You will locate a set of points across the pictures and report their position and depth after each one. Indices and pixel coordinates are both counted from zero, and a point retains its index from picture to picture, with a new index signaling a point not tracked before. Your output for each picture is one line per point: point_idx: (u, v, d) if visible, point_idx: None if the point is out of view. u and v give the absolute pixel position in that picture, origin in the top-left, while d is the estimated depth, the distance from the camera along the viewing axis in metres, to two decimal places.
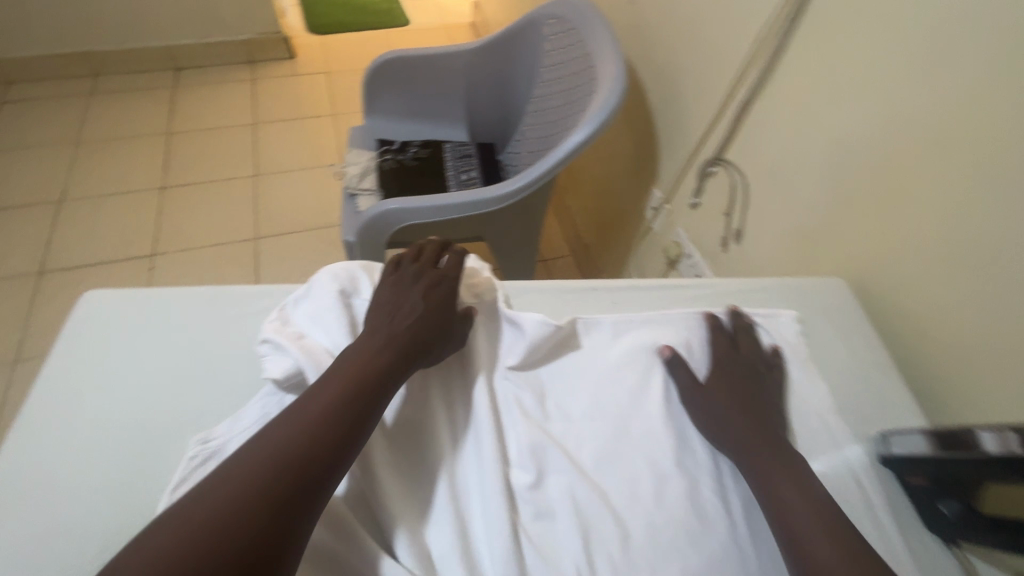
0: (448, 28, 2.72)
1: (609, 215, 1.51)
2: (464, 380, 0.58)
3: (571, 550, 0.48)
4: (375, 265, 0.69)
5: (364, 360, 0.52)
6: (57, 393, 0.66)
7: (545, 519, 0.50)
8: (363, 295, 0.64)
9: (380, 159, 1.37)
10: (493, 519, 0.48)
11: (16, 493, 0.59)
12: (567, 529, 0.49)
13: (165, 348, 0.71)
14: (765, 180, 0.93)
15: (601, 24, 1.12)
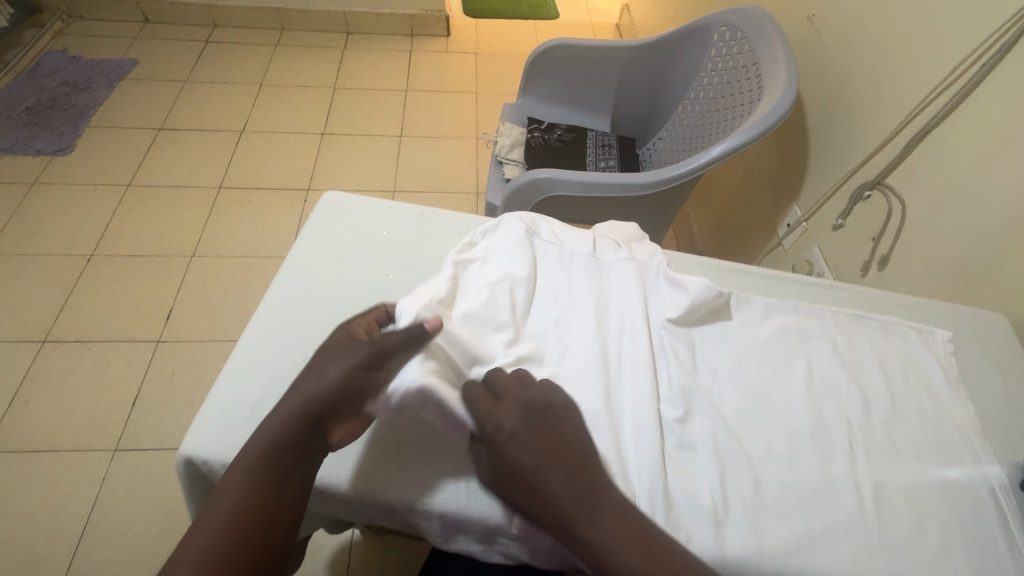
0: (593, 27, 2.81)
1: (735, 226, 1.53)
2: (626, 322, 0.65)
3: (708, 480, 0.54)
4: (551, 219, 0.79)
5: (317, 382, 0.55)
6: (291, 276, 0.69)
7: (687, 449, 0.56)
8: (543, 236, 0.74)
9: (529, 135, 1.48)
10: (645, 436, 0.55)
11: (249, 358, 0.60)
12: (706, 462, 0.55)
13: (387, 255, 0.73)
14: (928, 209, 0.91)
15: (777, 35, 1.14)
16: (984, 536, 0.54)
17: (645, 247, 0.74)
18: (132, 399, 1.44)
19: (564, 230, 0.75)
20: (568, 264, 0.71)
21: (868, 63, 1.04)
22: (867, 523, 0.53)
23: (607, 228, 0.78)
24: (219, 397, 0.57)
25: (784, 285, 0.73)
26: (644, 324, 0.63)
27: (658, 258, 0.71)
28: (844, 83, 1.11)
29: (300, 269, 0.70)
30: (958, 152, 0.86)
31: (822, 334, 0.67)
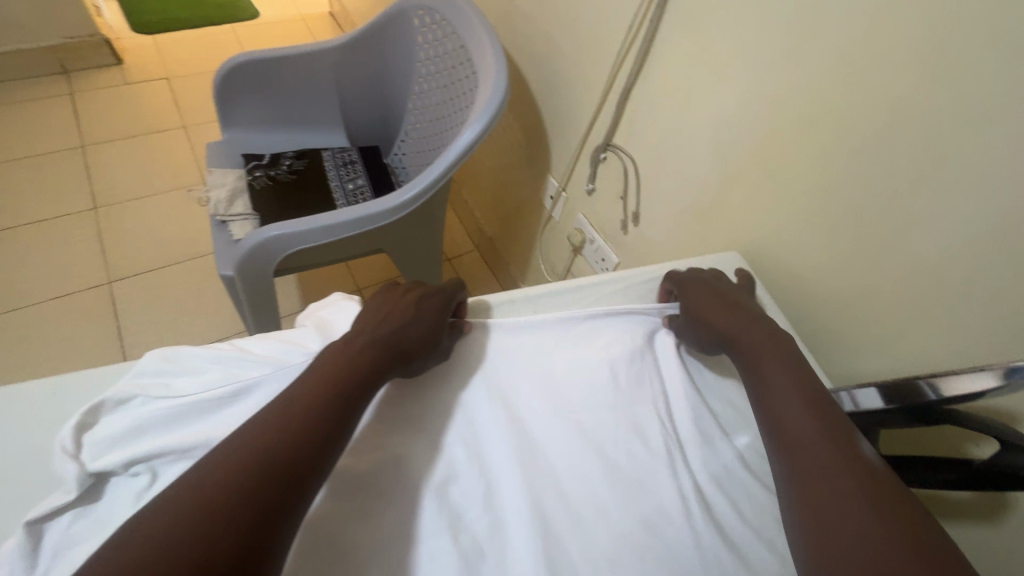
0: (304, 19, 2.50)
1: (511, 206, 1.52)
2: (411, 416, 0.56)
3: (531, 561, 0.48)
4: (179, 351, 0.54)
5: (381, 328, 0.57)
6: None
7: (500, 533, 0.50)
8: (194, 372, 0.53)
9: (250, 177, 1.21)
10: (442, 546, 0.47)
11: None
12: (530, 542, 0.49)
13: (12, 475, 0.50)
14: (655, 161, 0.94)
15: (472, 11, 1.07)
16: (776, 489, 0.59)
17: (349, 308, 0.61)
18: None
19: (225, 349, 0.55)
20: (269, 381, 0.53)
21: (565, 28, 1.03)
22: (698, 530, 0.52)
23: (313, 314, 0.62)
24: None
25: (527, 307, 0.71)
26: (432, 418, 0.57)
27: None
28: (551, 52, 1.09)
29: None
30: (659, 104, 0.89)
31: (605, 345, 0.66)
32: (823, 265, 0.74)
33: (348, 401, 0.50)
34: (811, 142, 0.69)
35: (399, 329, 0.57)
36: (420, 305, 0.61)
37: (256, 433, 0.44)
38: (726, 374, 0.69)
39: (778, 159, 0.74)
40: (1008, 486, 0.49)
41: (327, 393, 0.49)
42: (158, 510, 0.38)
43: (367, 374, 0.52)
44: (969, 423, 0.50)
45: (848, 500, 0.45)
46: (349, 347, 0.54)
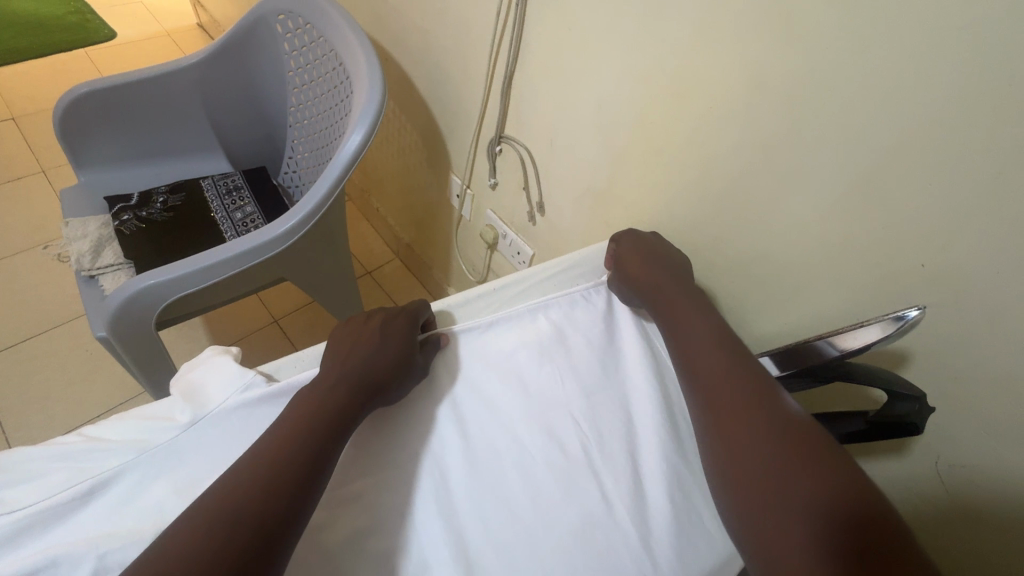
0: (172, 34, 2.27)
1: (422, 209, 1.45)
2: None
3: None
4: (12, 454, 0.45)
5: (351, 361, 0.54)
6: None
7: None
8: (32, 477, 0.44)
9: (117, 221, 1.08)
10: None
11: None
12: None
13: None
14: (548, 148, 0.91)
15: (336, 11, 1.00)
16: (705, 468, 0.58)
17: (221, 364, 0.53)
18: None
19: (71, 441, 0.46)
20: (133, 471, 0.46)
21: (438, 21, 0.98)
22: (623, 528, 0.52)
23: (183, 377, 0.54)
24: None
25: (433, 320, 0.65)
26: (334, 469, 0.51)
27: (251, 372, 0.52)
28: (429, 46, 1.04)
29: None
30: (541, 91, 0.86)
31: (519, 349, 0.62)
32: (714, 236, 0.74)
33: (328, 446, 0.47)
34: (686, 115, 0.69)
35: (372, 363, 0.54)
36: (390, 327, 0.58)
37: (221, 503, 0.41)
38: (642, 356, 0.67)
39: (659, 134, 0.73)
40: (900, 432, 0.49)
41: (306, 443, 0.46)
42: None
43: (340, 414, 0.50)
44: (859, 376, 0.49)
45: (756, 464, 0.47)
46: (325, 388, 0.51)
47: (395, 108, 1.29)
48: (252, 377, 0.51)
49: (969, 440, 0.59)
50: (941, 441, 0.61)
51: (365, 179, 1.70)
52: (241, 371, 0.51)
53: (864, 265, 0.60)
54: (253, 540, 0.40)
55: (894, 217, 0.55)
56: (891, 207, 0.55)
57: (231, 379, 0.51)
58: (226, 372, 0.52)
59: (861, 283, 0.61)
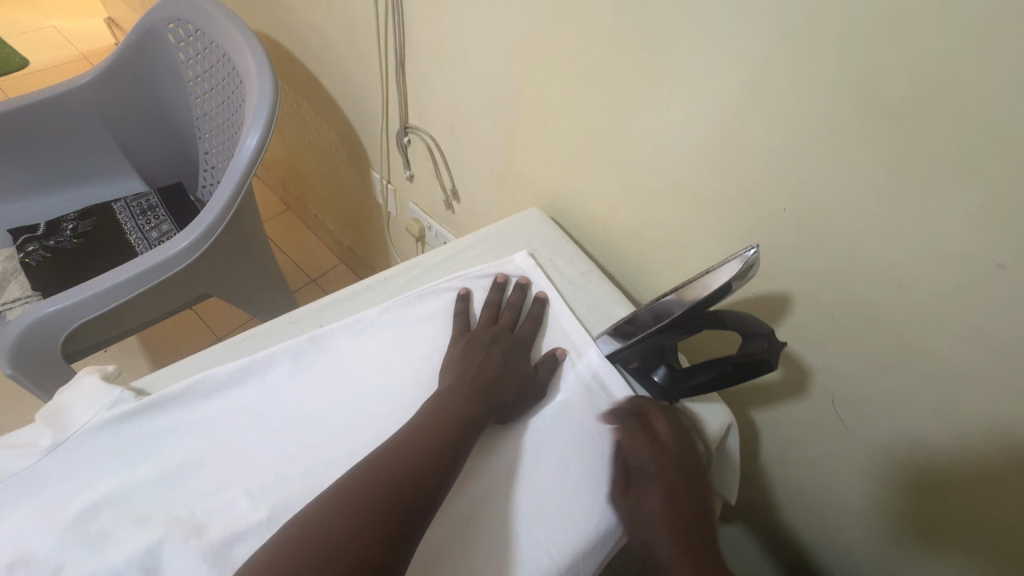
0: (88, 57, 2.19)
1: (354, 210, 1.43)
2: None
3: None
4: None
5: (477, 381, 0.56)
6: None
7: None
8: None
9: (22, 253, 1.05)
10: None
11: None
12: None
13: None
14: (451, 134, 0.91)
15: (224, 15, 0.98)
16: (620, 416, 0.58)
17: (90, 385, 0.51)
18: None
19: None
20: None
21: (327, 16, 0.96)
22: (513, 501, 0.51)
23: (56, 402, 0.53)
24: None
25: (323, 312, 0.62)
26: None
27: (120, 389, 0.51)
28: (325, 42, 1.02)
29: None
30: (434, 77, 0.85)
31: (413, 336, 0.61)
32: (608, 203, 0.74)
33: (453, 465, 0.49)
34: (562, 88, 0.69)
35: (495, 384, 0.56)
36: (505, 354, 0.60)
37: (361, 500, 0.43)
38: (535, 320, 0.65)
39: (544, 110, 0.73)
40: (759, 372, 0.52)
41: (434, 455, 0.48)
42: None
43: (462, 434, 0.51)
44: (727, 321, 0.50)
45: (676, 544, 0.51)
46: (441, 412, 0.52)
47: (308, 109, 1.27)
48: (118, 393, 0.51)
49: (855, 374, 0.61)
50: (832, 377, 0.63)
51: (297, 185, 1.67)
52: (106, 389, 0.50)
53: (738, 213, 0.61)
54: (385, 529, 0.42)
55: (755, 165, 0.56)
56: (752, 157, 0.56)
57: (98, 398, 0.50)
58: (91, 392, 0.50)
59: (738, 233, 0.62)
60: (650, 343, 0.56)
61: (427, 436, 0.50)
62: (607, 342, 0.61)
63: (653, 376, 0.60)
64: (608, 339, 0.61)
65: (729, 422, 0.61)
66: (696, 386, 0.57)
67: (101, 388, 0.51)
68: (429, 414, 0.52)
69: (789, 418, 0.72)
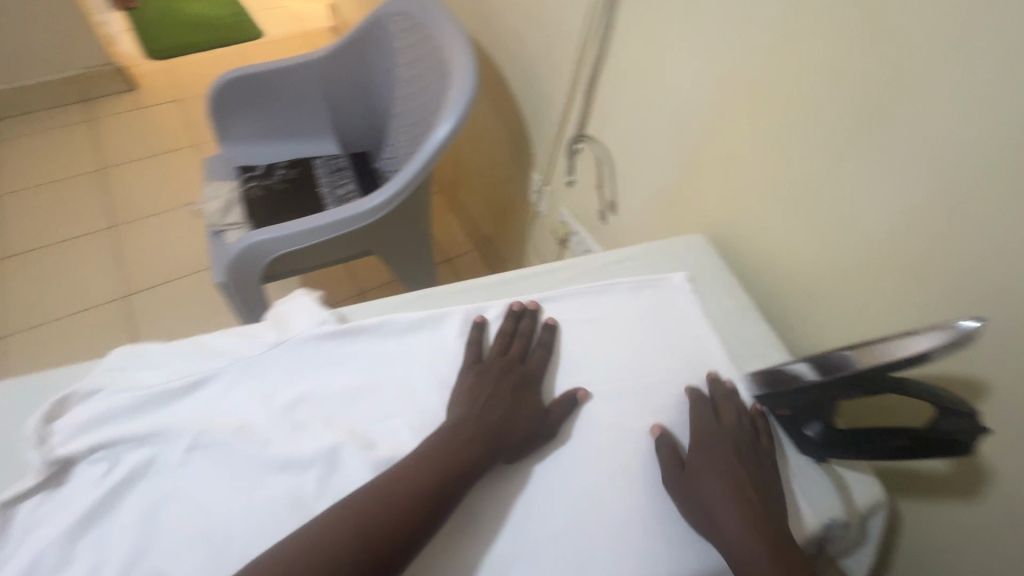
0: (308, 34, 2.57)
1: (502, 204, 1.53)
2: None
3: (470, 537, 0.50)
4: (146, 347, 0.59)
5: (483, 414, 0.54)
6: None
7: None
8: (153, 368, 0.56)
9: (244, 188, 1.28)
10: None
11: None
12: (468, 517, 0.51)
13: None
14: (625, 149, 0.94)
15: (444, 15, 1.10)
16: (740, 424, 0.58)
17: (303, 304, 0.62)
18: None
19: (188, 348, 0.58)
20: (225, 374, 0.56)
21: (533, 25, 1.04)
22: (641, 509, 0.53)
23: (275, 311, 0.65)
24: None
25: (494, 288, 0.69)
26: None
27: (327, 312, 0.61)
28: (522, 48, 1.11)
29: None
30: (624, 93, 0.89)
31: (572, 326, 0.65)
32: (781, 245, 0.72)
33: (457, 493, 0.49)
34: (760, 123, 0.68)
35: (499, 422, 0.54)
36: (513, 389, 0.57)
37: (381, 504, 0.46)
38: (688, 342, 0.65)
39: (734, 143, 0.73)
40: (948, 452, 0.49)
41: (441, 480, 0.48)
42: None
43: (471, 465, 0.50)
44: (914, 390, 0.48)
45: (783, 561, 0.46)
46: (448, 435, 0.52)
47: (487, 105, 1.38)
48: (326, 315, 0.61)
49: None
50: (1014, 488, 0.56)
51: (454, 172, 1.81)
52: (318, 310, 0.61)
53: (940, 283, 0.56)
54: (401, 541, 0.45)
55: (975, 237, 0.52)
56: (975, 227, 0.52)
57: (311, 315, 0.61)
58: (305, 309, 0.61)
59: (933, 304, 0.58)
60: (812, 394, 0.55)
61: (431, 461, 0.49)
62: (756, 383, 0.60)
63: (805, 428, 0.57)
64: (757, 380, 0.60)
65: (881, 500, 0.57)
66: (856, 450, 0.55)
67: (313, 308, 0.62)
68: (438, 437, 0.52)
69: (943, 519, 0.64)
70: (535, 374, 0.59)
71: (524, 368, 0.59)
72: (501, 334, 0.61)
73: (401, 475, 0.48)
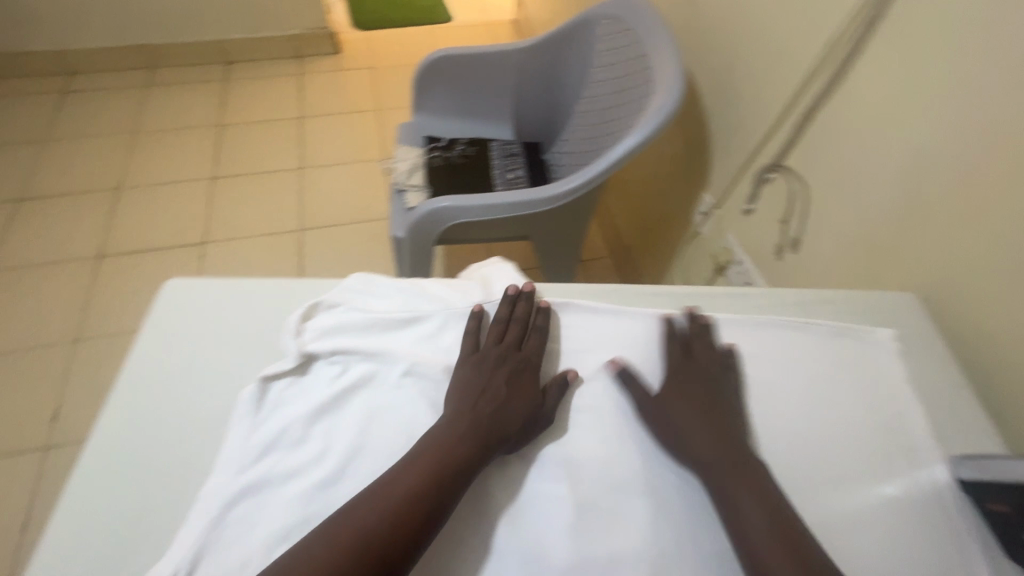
0: (490, 25, 2.72)
1: (656, 218, 1.52)
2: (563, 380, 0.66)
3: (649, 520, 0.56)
4: (371, 277, 0.70)
5: (489, 404, 0.59)
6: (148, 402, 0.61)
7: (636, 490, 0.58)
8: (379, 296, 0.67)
9: (429, 156, 1.39)
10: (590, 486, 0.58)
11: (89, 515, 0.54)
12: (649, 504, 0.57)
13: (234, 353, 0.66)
14: (829, 188, 0.89)
15: (659, 24, 1.12)
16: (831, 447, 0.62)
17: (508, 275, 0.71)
18: (23, 521, 1.27)
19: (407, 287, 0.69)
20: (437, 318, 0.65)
21: (750, 45, 1.01)
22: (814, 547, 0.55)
23: (477, 271, 0.75)
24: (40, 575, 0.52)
25: (685, 298, 0.76)
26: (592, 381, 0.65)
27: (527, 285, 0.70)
28: (729, 67, 1.08)
29: (157, 395, 0.62)
30: (846, 130, 0.84)
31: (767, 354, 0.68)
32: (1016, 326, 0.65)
33: (468, 469, 0.55)
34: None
35: (496, 408, 0.59)
36: (512, 376, 0.62)
37: (401, 479, 0.52)
38: (888, 405, 0.65)
39: (982, 206, 0.66)
40: None
41: (451, 457, 0.54)
42: (342, 535, 0.49)
43: (477, 446, 0.56)
44: None
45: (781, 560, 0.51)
46: (438, 439, 0.56)
47: None
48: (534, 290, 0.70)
49: None
50: None
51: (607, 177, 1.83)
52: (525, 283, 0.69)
53: None
54: (424, 511, 0.51)
55: None
56: None
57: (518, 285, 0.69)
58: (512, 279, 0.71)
59: None
60: None
61: (438, 442, 0.55)
62: (972, 469, 0.58)
63: None
64: (975, 466, 0.58)
65: None
66: None
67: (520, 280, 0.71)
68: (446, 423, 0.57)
69: None
70: (533, 360, 0.64)
71: (521, 355, 0.64)
72: (495, 325, 0.65)
73: (419, 454, 0.55)
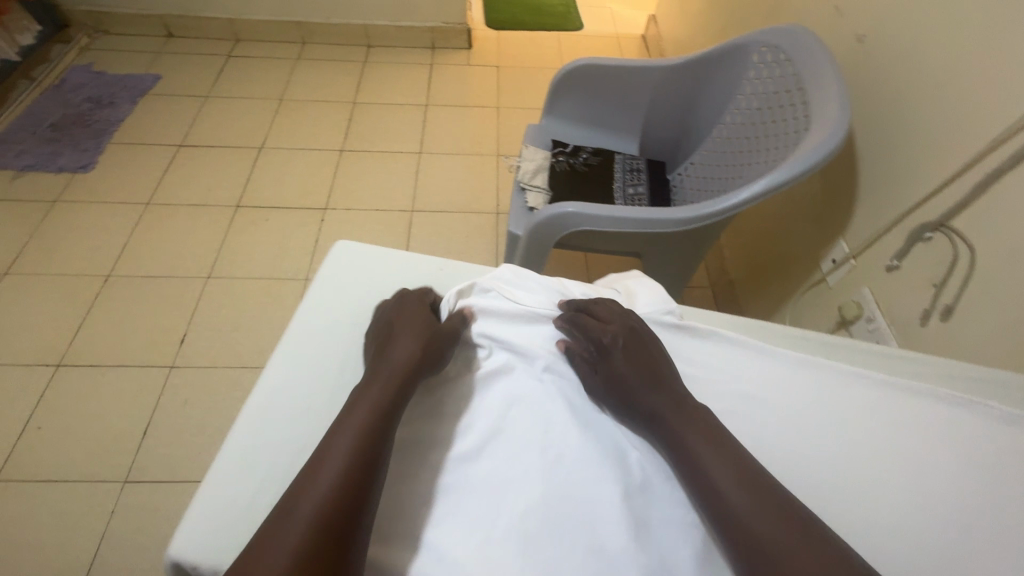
0: (620, 37, 2.72)
1: (772, 257, 1.45)
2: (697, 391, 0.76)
3: None
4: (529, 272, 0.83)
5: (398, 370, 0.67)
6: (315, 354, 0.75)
7: None
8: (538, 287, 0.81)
9: (554, 160, 1.42)
10: None
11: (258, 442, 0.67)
12: None
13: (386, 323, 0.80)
14: (1004, 259, 0.81)
15: (827, 58, 1.06)
16: (893, 483, 0.69)
17: (651, 290, 0.84)
18: (143, 428, 1.43)
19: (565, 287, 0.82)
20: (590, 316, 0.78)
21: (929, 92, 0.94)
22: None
23: (622, 282, 0.87)
24: (219, 482, 0.63)
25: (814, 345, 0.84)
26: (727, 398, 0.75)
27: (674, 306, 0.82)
28: (897, 112, 1.01)
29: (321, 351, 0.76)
30: None
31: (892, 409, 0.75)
32: None
33: (387, 422, 0.62)
34: None
35: (403, 371, 0.67)
36: (420, 343, 0.70)
37: (339, 438, 0.59)
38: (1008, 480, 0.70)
39: None
40: None
41: (367, 416, 0.61)
42: (307, 490, 0.55)
43: (386, 407, 0.63)
44: None
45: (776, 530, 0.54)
46: (367, 403, 0.63)
47: None
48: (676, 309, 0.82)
49: None
50: None
51: None
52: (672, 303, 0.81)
53: None
54: (360, 463, 0.57)
55: None
56: None
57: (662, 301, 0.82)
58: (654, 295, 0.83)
59: None
60: None
61: (358, 405, 0.63)
62: None
63: None
64: None
65: None
66: None
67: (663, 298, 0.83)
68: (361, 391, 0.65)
69: None
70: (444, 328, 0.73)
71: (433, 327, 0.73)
72: (404, 312, 0.75)
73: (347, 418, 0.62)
